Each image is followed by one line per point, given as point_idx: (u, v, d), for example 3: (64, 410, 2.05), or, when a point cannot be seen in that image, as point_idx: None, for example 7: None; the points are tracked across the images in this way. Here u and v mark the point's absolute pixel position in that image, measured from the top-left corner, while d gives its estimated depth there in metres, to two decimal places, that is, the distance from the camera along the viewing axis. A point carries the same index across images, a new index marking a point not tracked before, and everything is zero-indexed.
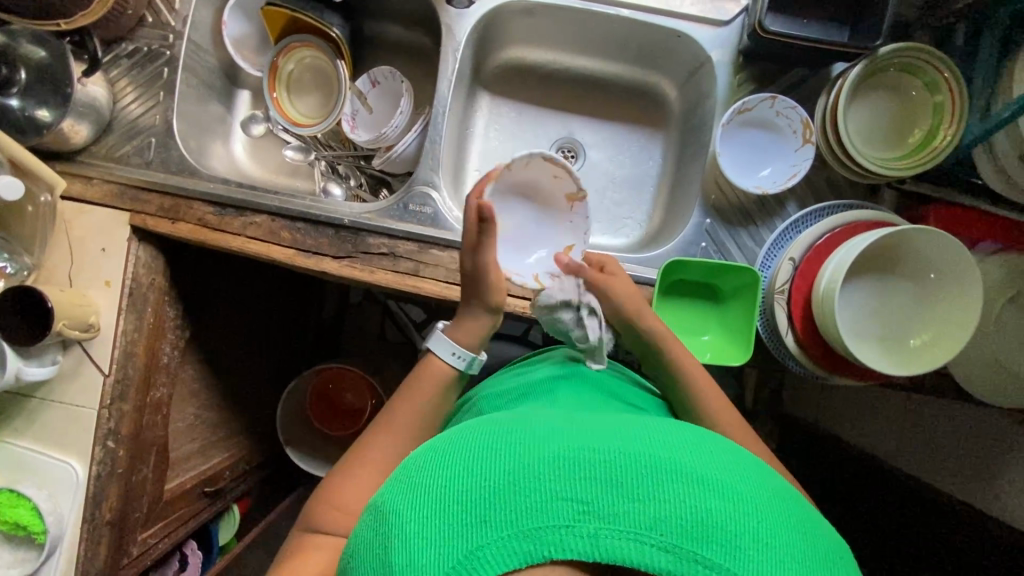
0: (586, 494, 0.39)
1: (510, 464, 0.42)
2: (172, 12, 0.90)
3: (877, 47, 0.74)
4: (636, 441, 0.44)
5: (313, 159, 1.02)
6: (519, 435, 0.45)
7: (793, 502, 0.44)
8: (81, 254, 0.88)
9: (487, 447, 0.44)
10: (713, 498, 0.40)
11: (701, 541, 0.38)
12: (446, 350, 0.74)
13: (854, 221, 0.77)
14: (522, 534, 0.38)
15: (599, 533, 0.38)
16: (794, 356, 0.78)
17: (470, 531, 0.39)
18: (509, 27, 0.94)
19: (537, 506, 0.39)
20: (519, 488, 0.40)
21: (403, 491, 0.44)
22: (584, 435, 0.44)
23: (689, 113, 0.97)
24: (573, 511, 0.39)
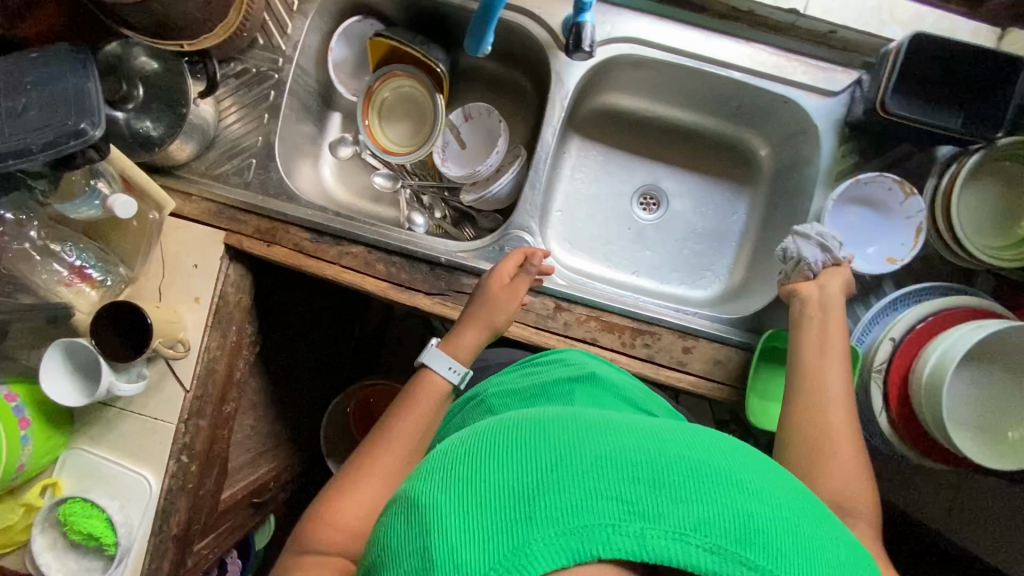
0: (628, 493, 0.38)
1: (549, 461, 0.40)
2: (284, 36, 0.90)
3: (996, 138, 0.75)
4: (671, 442, 0.43)
5: (399, 187, 1.02)
6: (554, 430, 0.43)
7: (815, 505, 0.44)
8: (173, 269, 0.87)
9: (521, 443, 0.43)
10: (753, 502, 0.39)
11: (746, 544, 0.37)
12: (444, 364, 0.77)
13: (956, 306, 0.77)
14: (567, 532, 0.37)
15: (645, 533, 0.37)
16: (884, 434, 0.78)
17: (511, 528, 0.38)
18: (612, 76, 0.94)
19: (577, 503, 0.38)
20: (559, 483, 0.39)
21: (435, 486, 0.42)
22: (620, 434, 0.43)
23: (781, 175, 0.97)
24: (618, 510, 0.38)
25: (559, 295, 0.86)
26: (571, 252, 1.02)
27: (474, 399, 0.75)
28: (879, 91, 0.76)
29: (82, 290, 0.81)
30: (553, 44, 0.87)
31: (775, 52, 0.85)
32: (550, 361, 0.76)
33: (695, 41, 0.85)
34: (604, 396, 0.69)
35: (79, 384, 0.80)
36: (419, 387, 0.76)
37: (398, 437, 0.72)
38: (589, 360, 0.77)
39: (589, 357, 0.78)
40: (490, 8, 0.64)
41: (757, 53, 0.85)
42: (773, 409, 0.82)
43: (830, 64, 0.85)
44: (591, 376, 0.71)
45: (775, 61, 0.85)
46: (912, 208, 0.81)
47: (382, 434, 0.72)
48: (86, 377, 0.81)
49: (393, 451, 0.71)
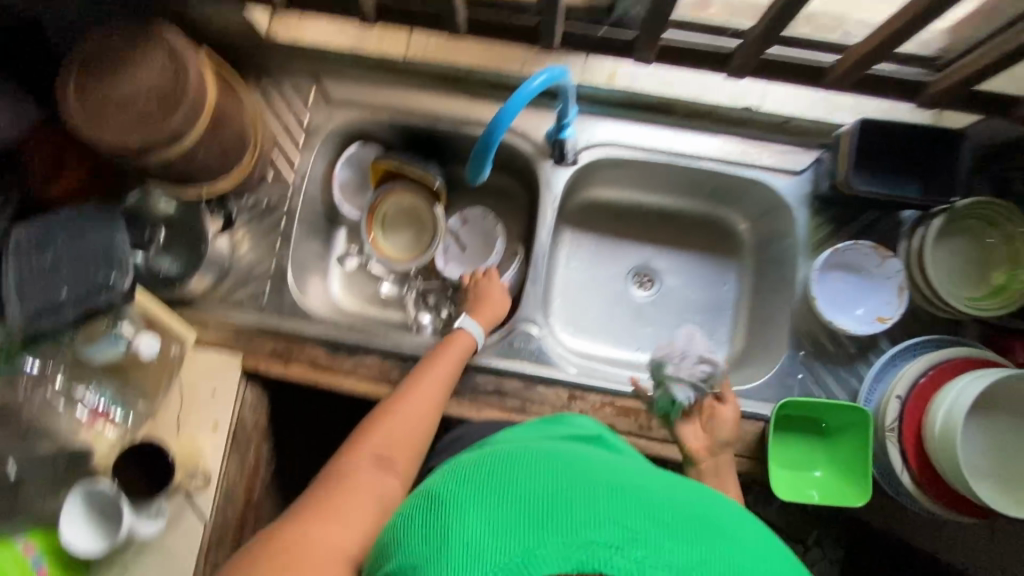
0: (632, 521, 0.41)
1: (564, 481, 0.44)
2: (292, 169, 0.97)
3: (954, 203, 0.82)
4: (675, 494, 0.46)
5: (406, 292, 1.07)
6: (571, 462, 0.47)
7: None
8: (191, 398, 0.87)
9: (540, 460, 0.47)
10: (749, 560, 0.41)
11: None
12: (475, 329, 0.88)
13: (953, 358, 0.81)
14: (575, 544, 0.40)
15: (645, 561, 0.39)
16: (910, 493, 0.79)
17: (522, 527, 0.41)
18: (596, 174, 1.02)
19: (583, 521, 0.41)
20: (570, 501, 0.42)
21: (458, 483, 0.46)
22: (635, 478, 0.47)
23: (763, 246, 1.03)
24: (621, 534, 0.40)
25: (572, 384, 0.88)
26: (576, 336, 1.05)
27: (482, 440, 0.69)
28: (840, 172, 0.84)
29: (100, 430, 0.82)
30: (540, 153, 0.95)
31: (740, 142, 0.94)
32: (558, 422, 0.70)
33: (667, 139, 0.94)
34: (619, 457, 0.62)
35: (99, 528, 0.78)
36: (437, 356, 0.85)
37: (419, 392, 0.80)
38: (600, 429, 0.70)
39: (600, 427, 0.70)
40: (488, 140, 0.68)
41: (724, 145, 0.94)
42: (795, 476, 0.83)
43: (791, 147, 0.93)
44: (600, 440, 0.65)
45: (741, 150, 0.94)
46: (889, 269, 0.87)
47: (406, 389, 0.80)
48: (105, 520, 0.79)
49: (416, 406, 0.78)
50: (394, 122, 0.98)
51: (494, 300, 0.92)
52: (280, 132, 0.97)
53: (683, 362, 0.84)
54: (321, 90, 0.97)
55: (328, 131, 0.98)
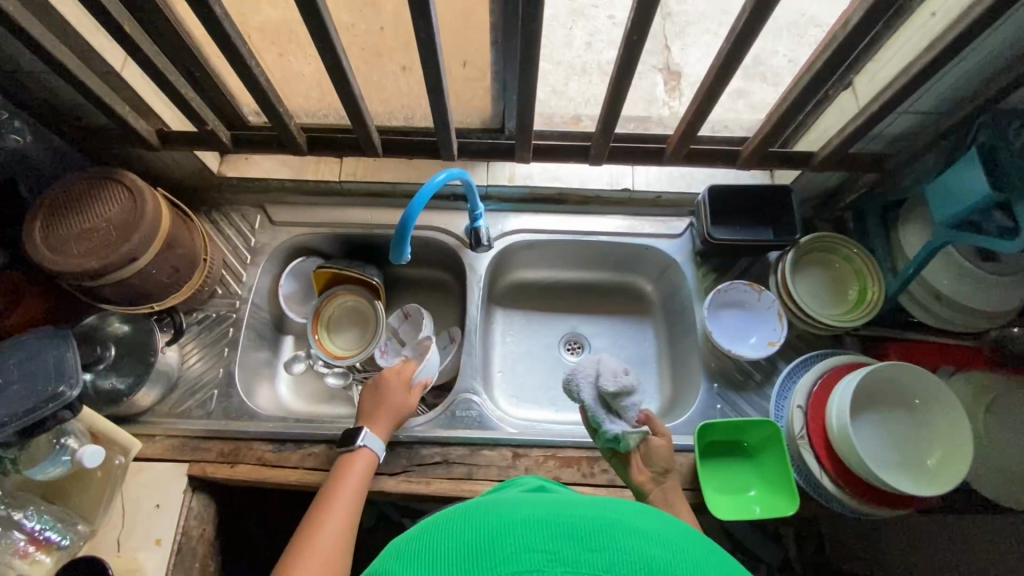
0: (549, 544, 0.41)
1: (485, 525, 0.43)
2: (240, 283, 1.08)
3: (798, 239, 1.00)
4: (596, 508, 0.45)
5: (352, 383, 1.13)
6: (493, 505, 0.47)
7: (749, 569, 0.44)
8: (134, 515, 0.87)
9: (461, 514, 0.46)
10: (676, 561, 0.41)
11: None
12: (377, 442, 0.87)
13: (837, 365, 0.92)
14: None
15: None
16: (836, 496, 0.85)
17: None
18: (513, 258, 1.16)
19: (502, 559, 0.40)
20: (491, 542, 0.41)
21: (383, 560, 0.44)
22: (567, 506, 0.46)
23: (667, 302, 1.17)
24: (542, 559, 0.40)
25: (514, 443, 0.93)
26: (518, 405, 1.12)
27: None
28: (703, 228, 1.02)
29: (38, 557, 0.79)
30: (461, 245, 1.10)
31: (626, 218, 1.12)
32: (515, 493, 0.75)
33: (567, 223, 1.12)
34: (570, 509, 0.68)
35: None
36: (351, 460, 0.85)
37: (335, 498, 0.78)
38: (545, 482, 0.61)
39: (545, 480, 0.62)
40: (404, 227, 0.80)
41: (613, 221, 1.12)
42: (733, 499, 0.88)
43: (668, 216, 1.12)
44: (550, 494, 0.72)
45: (628, 223, 1.12)
46: (767, 301, 1.01)
47: (324, 501, 0.78)
48: None
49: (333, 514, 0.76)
50: (332, 234, 1.12)
51: (400, 410, 0.91)
52: (228, 254, 1.09)
53: (613, 374, 0.80)
54: (265, 216, 1.12)
55: (273, 248, 1.11)
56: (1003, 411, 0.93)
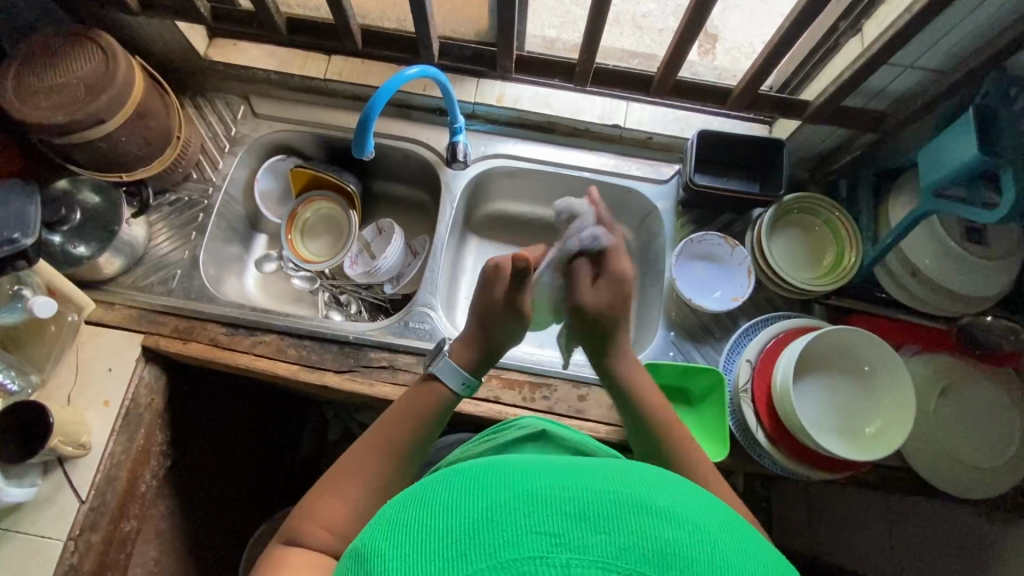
0: (563, 529, 0.38)
1: (491, 501, 0.41)
2: (215, 170, 1.07)
3: (782, 196, 0.97)
4: (611, 486, 0.42)
5: (318, 288, 1.13)
6: (499, 473, 0.44)
7: (761, 545, 0.43)
8: (86, 374, 0.90)
9: (469, 482, 0.44)
10: (672, 529, 0.39)
11: (662, 568, 0.37)
12: (454, 378, 0.76)
13: (796, 326, 0.90)
14: (500, 566, 0.37)
15: (570, 564, 0.37)
16: (768, 452, 0.85)
17: (450, 565, 0.38)
18: (493, 186, 1.14)
19: (515, 542, 0.38)
20: (500, 524, 0.39)
21: (385, 531, 0.42)
22: (560, 473, 0.44)
23: (644, 250, 1.14)
24: (545, 543, 0.38)
25: None
26: None
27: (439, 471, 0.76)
28: (686, 173, 0.99)
29: None
30: (440, 161, 1.08)
31: (613, 156, 1.09)
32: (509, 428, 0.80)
33: (553, 154, 1.09)
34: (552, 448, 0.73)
35: None
36: (422, 391, 0.75)
37: (393, 429, 0.71)
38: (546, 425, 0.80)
39: (544, 422, 0.81)
40: (367, 121, 0.77)
41: (599, 158, 1.09)
42: None
43: (656, 161, 1.09)
44: (543, 435, 0.76)
45: (614, 162, 1.09)
46: (739, 257, 0.99)
47: (379, 427, 0.72)
48: None
49: (382, 446, 0.70)
50: (313, 135, 1.11)
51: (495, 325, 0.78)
52: (207, 140, 1.08)
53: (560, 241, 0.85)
54: (249, 107, 1.10)
55: (252, 141, 1.09)
56: (957, 395, 0.92)
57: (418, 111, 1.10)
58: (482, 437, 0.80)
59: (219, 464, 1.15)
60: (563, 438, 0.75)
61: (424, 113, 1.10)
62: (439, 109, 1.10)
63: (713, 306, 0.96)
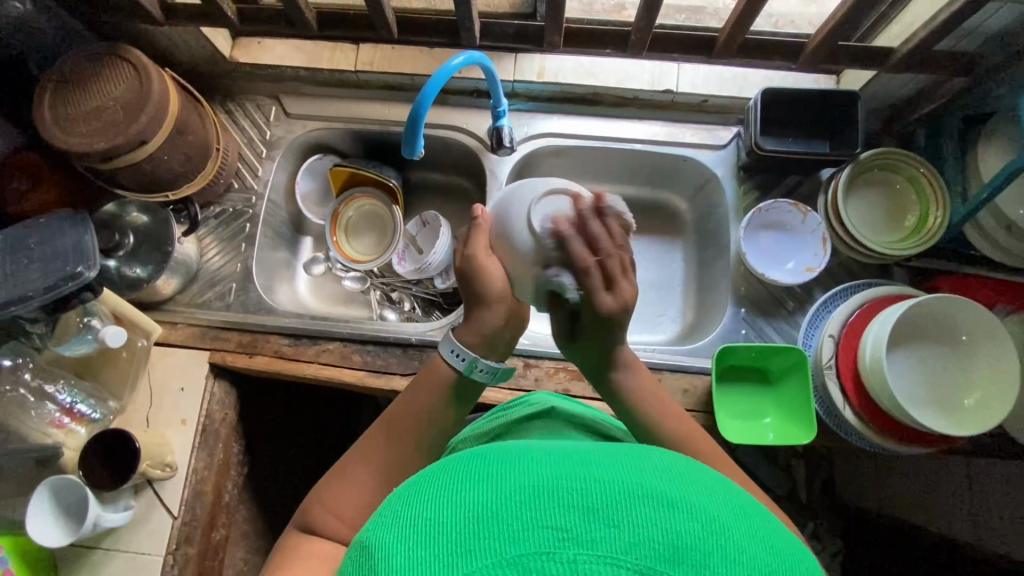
0: (567, 523, 0.35)
1: (494, 493, 0.38)
2: (256, 178, 1.05)
3: (858, 154, 0.89)
4: (619, 472, 0.39)
5: (369, 288, 1.12)
6: (502, 462, 0.41)
7: (779, 531, 0.40)
8: (161, 396, 0.92)
9: (471, 473, 0.41)
10: (686, 521, 0.36)
11: (673, 563, 0.34)
12: (454, 356, 0.67)
13: (879, 296, 0.84)
14: (503, 564, 0.34)
15: (578, 559, 0.34)
16: (855, 428, 0.82)
17: (450, 563, 0.35)
18: (538, 166, 1.09)
19: (519, 537, 0.35)
20: (502, 519, 0.36)
21: (384, 525, 0.40)
22: (565, 462, 0.40)
23: (702, 221, 1.08)
24: (552, 538, 0.35)
25: (525, 354, 0.92)
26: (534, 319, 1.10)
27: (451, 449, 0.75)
28: (751, 136, 0.92)
29: (73, 429, 0.85)
30: (483, 147, 1.03)
31: (665, 124, 1.02)
32: (517, 406, 0.78)
33: (600, 128, 1.03)
34: (560, 426, 0.70)
35: (65, 524, 0.80)
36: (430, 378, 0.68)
37: (406, 420, 0.66)
38: (554, 400, 0.78)
39: (552, 398, 0.79)
40: (417, 118, 0.73)
41: (650, 127, 1.02)
42: (746, 425, 0.86)
43: (712, 125, 1.02)
44: (550, 412, 0.73)
45: (667, 130, 1.02)
46: (812, 223, 0.93)
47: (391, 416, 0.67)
48: (72, 516, 0.81)
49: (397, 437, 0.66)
50: (348, 130, 1.06)
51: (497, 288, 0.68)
52: (243, 145, 1.05)
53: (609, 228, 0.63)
54: (280, 108, 1.07)
55: (288, 142, 1.06)
56: None
57: (454, 94, 1.05)
58: (490, 415, 0.79)
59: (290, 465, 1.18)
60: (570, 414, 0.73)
61: (460, 96, 1.05)
62: (477, 89, 1.04)
63: (786, 279, 0.91)
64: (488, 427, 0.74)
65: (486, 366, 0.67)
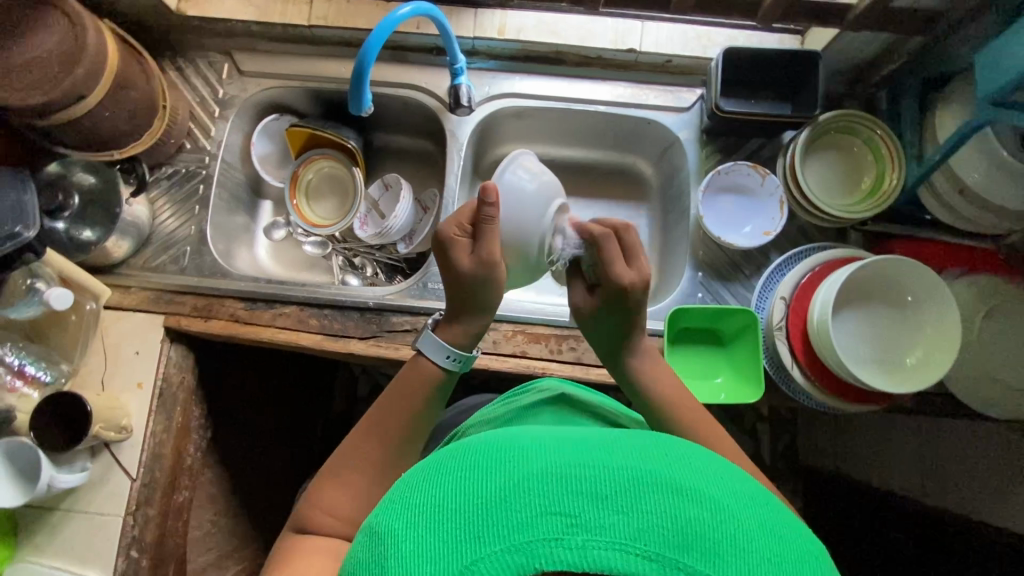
0: (575, 510, 0.38)
1: (506, 479, 0.40)
2: (209, 138, 1.02)
3: (817, 115, 0.88)
4: (626, 461, 0.41)
5: (331, 253, 1.10)
6: (512, 449, 0.43)
7: (783, 519, 0.42)
8: (116, 360, 0.91)
9: (484, 458, 0.43)
10: (692, 508, 0.39)
11: (682, 549, 0.37)
12: (440, 354, 0.70)
13: (830, 259, 0.85)
14: (515, 548, 0.37)
15: (587, 545, 0.37)
16: (804, 388, 0.83)
17: (463, 548, 0.38)
18: (502, 129, 1.07)
19: (530, 523, 0.38)
20: (514, 505, 0.39)
21: (397, 510, 0.42)
22: (571, 450, 0.43)
23: (666, 185, 1.08)
24: (561, 525, 0.37)
25: None
26: None
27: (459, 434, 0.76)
28: (712, 97, 0.90)
29: (25, 392, 0.85)
30: (443, 107, 1.01)
31: (628, 85, 1.00)
32: (526, 391, 0.79)
33: (563, 89, 1.01)
34: (570, 413, 0.70)
35: (19, 485, 0.80)
36: (414, 372, 0.70)
37: (385, 418, 0.68)
38: (563, 386, 0.78)
39: (561, 384, 0.79)
40: (363, 72, 0.71)
41: (614, 88, 1.00)
42: (699, 385, 0.88)
43: (676, 86, 1.00)
44: (560, 399, 0.73)
45: (630, 92, 1.00)
46: (770, 186, 0.93)
47: (374, 415, 0.69)
48: (25, 478, 0.81)
49: (375, 434, 0.68)
50: (304, 89, 1.04)
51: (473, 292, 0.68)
52: (195, 104, 1.02)
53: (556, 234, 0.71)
54: (233, 64, 1.03)
55: (243, 101, 1.03)
56: (1012, 316, 0.86)
57: (412, 52, 1.02)
58: (503, 400, 0.79)
59: (256, 430, 1.18)
60: (584, 403, 0.73)
61: (419, 54, 1.02)
62: (436, 47, 1.01)
63: (739, 243, 0.91)
64: (495, 411, 0.74)
65: (457, 355, 0.70)
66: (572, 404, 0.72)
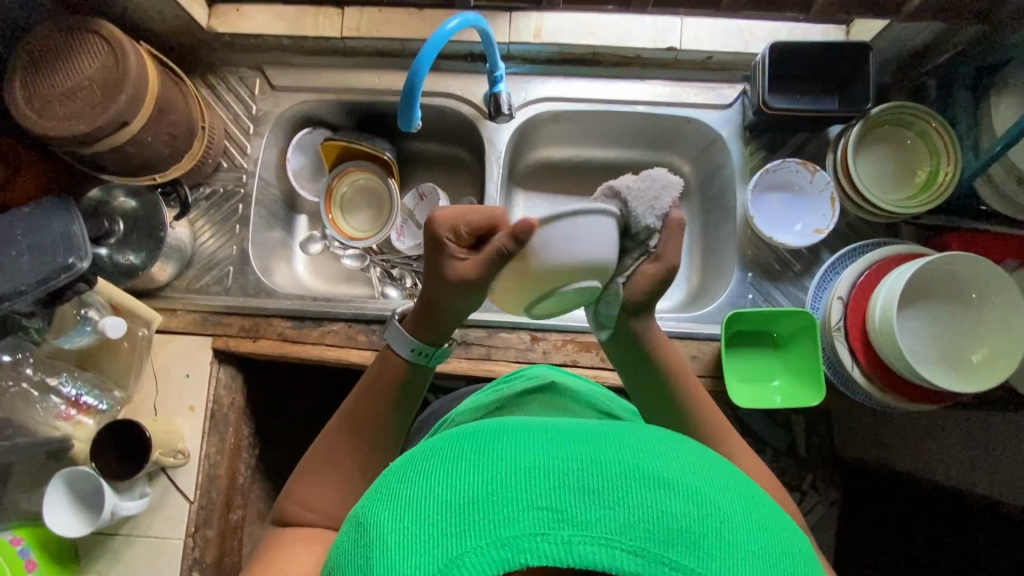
0: (560, 503, 0.38)
1: (490, 472, 0.40)
2: (245, 156, 1.01)
3: (869, 109, 0.86)
4: (612, 453, 0.41)
5: (369, 266, 1.08)
6: (501, 442, 0.43)
7: (772, 513, 0.42)
8: (166, 383, 0.91)
9: (467, 449, 0.43)
10: (681, 504, 0.38)
11: (668, 545, 0.36)
12: (405, 346, 0.65)
13: (890, 255, 0.83)
14: (498, 542, 0.37)
15: (573, 540, 0.37)
16: (863, 388, 0.82)
17: (445, 541, 0.38)
18: (537, 133, 1.05)
19: (514, 516, 0.38)
20: (500, 499, 0.38)
21: (381, 501, 0.42)
22: (556, 442, 0.42)
23: (706, 183, 1.06)
24: (547, 519, 0.37)
25: (532, 327, 0.92)
26: None
27: (445, 421, 0.74)
28: (758, 94, 0.88)
29: (80, 419, 0.85)
30: (480, 115, 0.99)
31: (667, 84, 0.99)
32: (517, 378, 0.78)
33: (601, 91, 0.99)
34: (561, 403, 0.70)
35: (82, 514, 0.80)
36: (384, 367, 0.66)
37: (362, 409, 0.66)
38: (552, 374, 0.78)
39: (551, 371, 0.79)
40: (412, 87, 0.70)
41: (653, 88, 0.99)
42: (756, 388, 0.87)
43: (716, 84, 0.98)
44: (551, 386, 0.73)
45: (670, 91, 0.98)
46: (820, 183, 0.91)
47: (351, 406, 0.66)
48: (87, 506, 0.81)
49: (352, 427, 0.65)
50: (338, 102, 1.02)
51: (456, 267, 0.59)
52: (229, 121, 1.01)
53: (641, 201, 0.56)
54: (265, 80, 1.02)
55: (276, 117, 1.02)
56: None
57: (447, 60, 1.00)
58: (491, 386, 0.79)
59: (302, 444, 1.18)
60: (568, 391, 0.72)
61: (454, 62, 1.00)
62: (471, 54, 1.00)
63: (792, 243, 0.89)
64: (484, 398, 0.74)
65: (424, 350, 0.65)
66: (558, 391, 0.72)
